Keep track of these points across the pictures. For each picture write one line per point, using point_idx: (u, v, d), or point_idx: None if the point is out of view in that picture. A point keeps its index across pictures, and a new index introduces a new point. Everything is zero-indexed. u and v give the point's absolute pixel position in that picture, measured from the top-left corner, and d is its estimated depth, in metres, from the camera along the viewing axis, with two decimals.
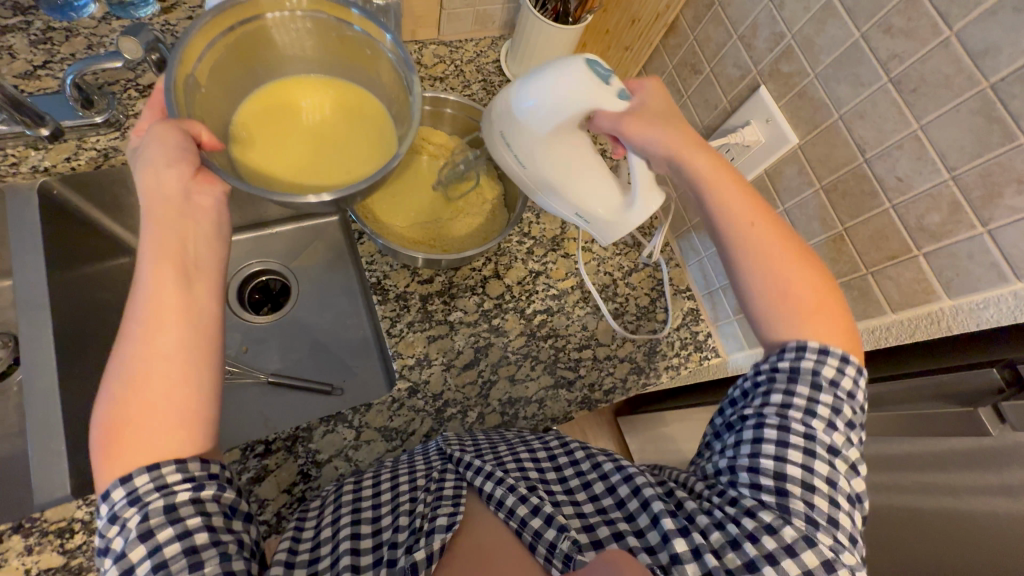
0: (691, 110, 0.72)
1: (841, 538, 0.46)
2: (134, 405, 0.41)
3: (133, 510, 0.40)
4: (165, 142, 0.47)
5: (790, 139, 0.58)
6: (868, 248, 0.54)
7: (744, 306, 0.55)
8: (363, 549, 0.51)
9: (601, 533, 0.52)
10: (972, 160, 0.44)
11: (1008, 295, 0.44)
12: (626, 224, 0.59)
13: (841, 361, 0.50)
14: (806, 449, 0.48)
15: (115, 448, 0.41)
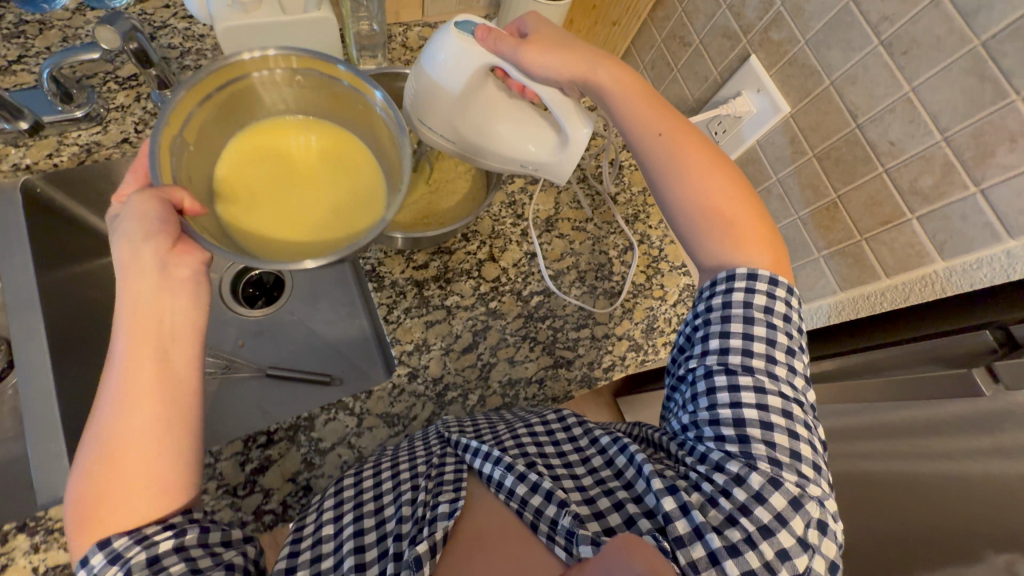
0: (682, 85, 0.72)
1: (803, 470, 0.47)
2: (110, 482, 0.40)
3: (113, 570, 0.38)
4: (145, 216, 0.43)
5: (782, 109, 0.58)
6: (862, 214, 0.54)
7: (670, 222, 0.57)
8: (366, 545, 0.49)
9: (602, 504, 0.51)
10: (965, 119, 0.43)
11: (1001, 254, 0.45)
12: (573, 161, 0.57)
13: (770, 283, 0.51)
14: (767, 385, 0.48)
15: (89, 525, 0.40)
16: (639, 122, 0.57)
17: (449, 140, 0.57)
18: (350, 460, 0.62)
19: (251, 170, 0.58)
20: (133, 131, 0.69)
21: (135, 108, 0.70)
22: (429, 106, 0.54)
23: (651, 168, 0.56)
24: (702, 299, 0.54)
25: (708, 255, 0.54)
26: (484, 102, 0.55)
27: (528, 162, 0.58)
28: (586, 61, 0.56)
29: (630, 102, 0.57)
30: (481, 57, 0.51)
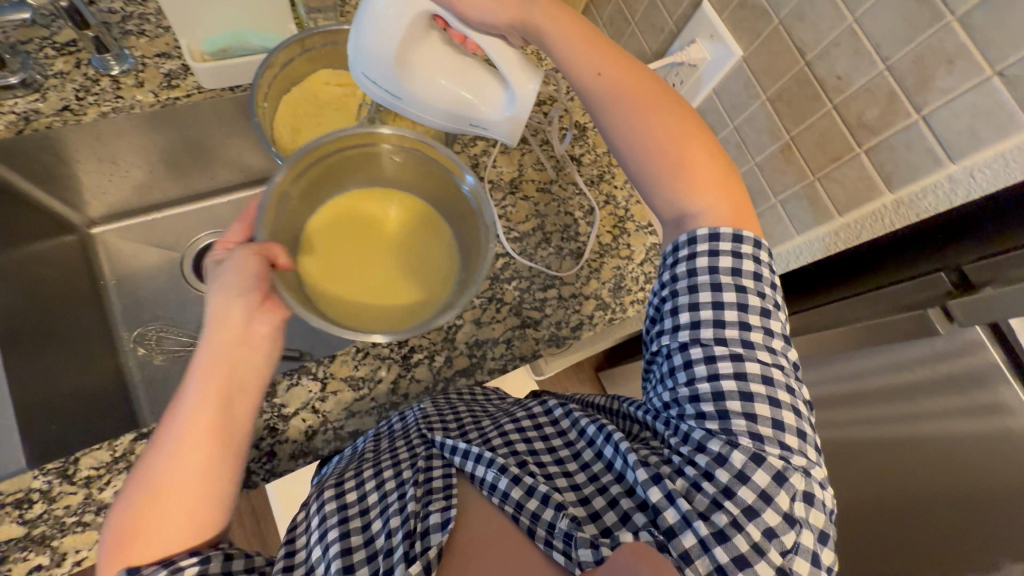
0: (640, 38, 0.71)
1: (786, 441, 0.46)
2: (153, 514, 0.41)
3: None
4: (243, 272, 0.47)
5: (734, 53, 0.58)
6: (813, 153, 0.54)
7: (626, 169, 0.56)
8: (355, 564, 0.45)
9: (597, 504, 0.48)
10: (905, 46, 0.44)
11: (944, 179, 0.45)
12: (522, 118, 0.57)
13: (734, 240, 0.50)
14: (743, 354, 0.48)
15: (125, 547, 0.40)
16: (579, 65, 0.56)
17: (394, 96, 0.56)
18: (314, 425, 0.62)
19: (334, 236, 0.61)
20: (74, 98, 0.67)
21: (75, 75, 0.67)
22: (371, 58, 0.53)
23: (599, 112, 0.56)
24: (666, 266, 0.54)
25: (666, 204, 0.54)
26: (427, 56, 0.54)
27: (478, 119, 0.58)
28: (522, 5, 0.54)
29: (571, 47, 0.56)
30: (418, 6, 0.50)
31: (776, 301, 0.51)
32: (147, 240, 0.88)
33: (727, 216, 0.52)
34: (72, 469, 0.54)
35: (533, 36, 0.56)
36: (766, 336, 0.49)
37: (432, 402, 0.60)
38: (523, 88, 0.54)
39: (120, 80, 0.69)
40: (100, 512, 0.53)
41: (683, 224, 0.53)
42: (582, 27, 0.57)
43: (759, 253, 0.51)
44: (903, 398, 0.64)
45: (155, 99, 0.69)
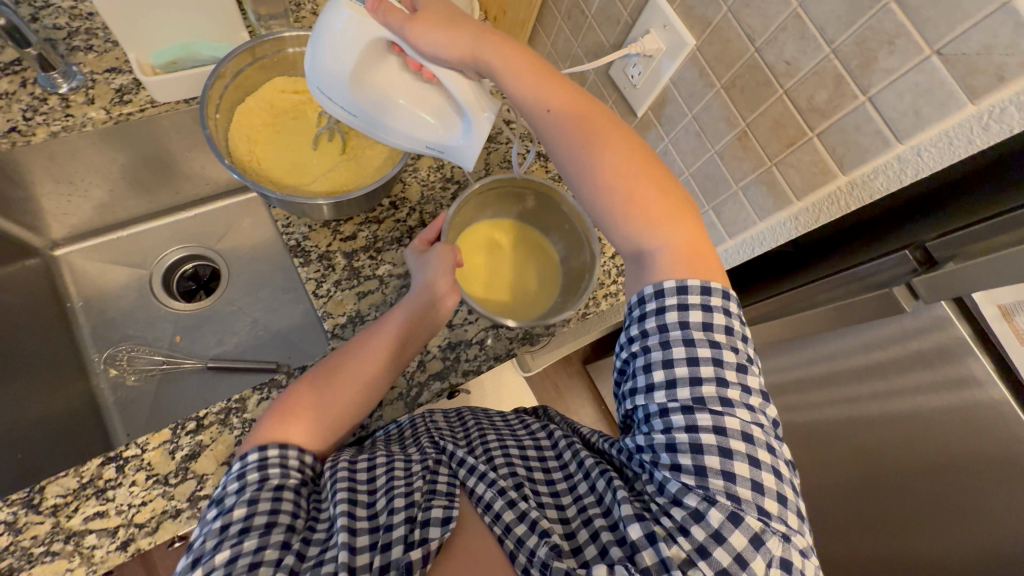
0: (597, 31, 0.71)
1: (767, 506, 0.43)
2: (310, 408, 0.55)
3: (256, 475, 0.48)
4: (444, 261, 0.63)
5: (687, 42, 0.58)
6: (769, 140, 0.55)
7: (584, 202, 0.57)
8: (358, 529, 0.46)
9: (581, 538, 0.48)
10: (847, 28, 0.44)
11: (893, 160, 0.46)
12: (477, 147, 0.57)
13: (702, 293, 0.49)
14: (721, 411, 0.46)
15: (286, 418, 0.53)
16: (532, 100, 0.56)
17: (352, 116, 0.56)
18: None
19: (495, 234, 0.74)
20: (22, 118, 0.65)
21: (21, 94, 0.66)
22: (328, 81, 0.53)
23: (554, 147, 0.57)
24: (633, 320, 0.52)
25: (625, 237, 0.55)
26: (384, 80, 0.54)
27: (435, 141, 0.58)
28: (470, 39, 0.52)
29: (523, 81, 0.55)
30: (373, 32, 0.49)
31: (748, 356, 0.49)
32: (114, 259, 0.86)
33: (682, 252, 0.52)
34: (38, 498, 0.53)
35: (485, 70, 0.54)
36: (761, 401, 0.47)
37: (444, 414, 0.63)
38: (478, 115, 0.54)
39: (70, 97, 0.67)
40: (69, 540, 0.52)
41: (642, 259, 0.54)
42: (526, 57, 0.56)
43: (728, 304, 0.50)
44: (882, 376, 0.65)
45: (107, 116, 0.68)
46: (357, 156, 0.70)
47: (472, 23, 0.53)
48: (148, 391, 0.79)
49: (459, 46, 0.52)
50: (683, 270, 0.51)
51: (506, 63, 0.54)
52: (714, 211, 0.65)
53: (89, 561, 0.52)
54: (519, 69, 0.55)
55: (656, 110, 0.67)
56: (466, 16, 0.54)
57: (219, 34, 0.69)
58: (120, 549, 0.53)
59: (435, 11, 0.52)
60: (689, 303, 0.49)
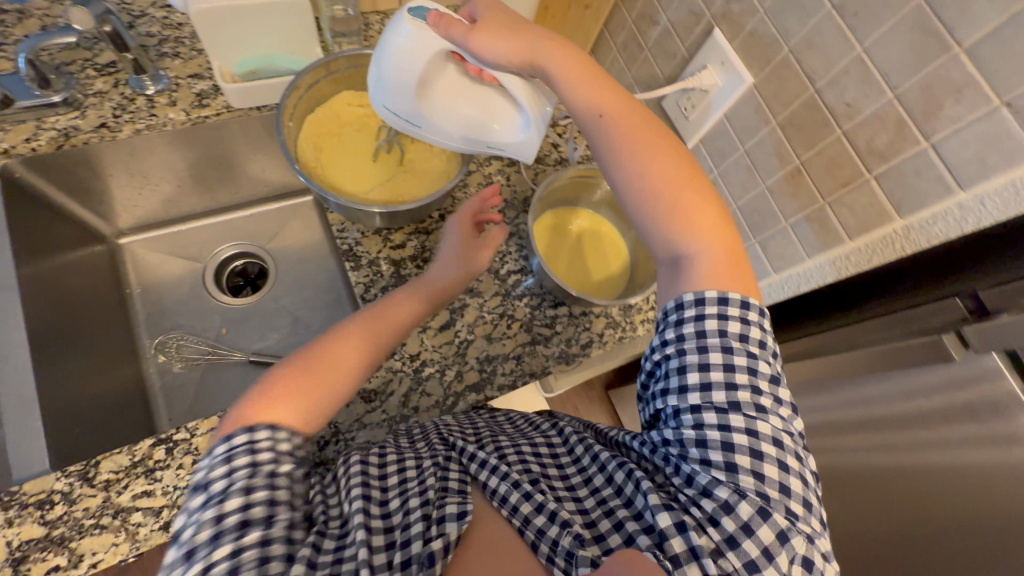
0: (652, 63, 0.73)
1: (792, 507, 0.44)
2: (308, 388, 0.53)
3: (240, 461, 0.45)
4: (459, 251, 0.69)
5: (745, 79, 0.59)
6: (823, 178, 0.55)
7: (625, 206, 0.58)
8: (375, 528, 0.45)
9: (603, 525, 0.47)
10: (913, 75, 0.45)
11: (954, 207, 0.46)
12: (537, 141, 0.58)
13: (742, 306, 0.50)
14: (755, 416, 0.47)
15: (272, 400, 0.51)
16: (581, 104, 0.59)
17: (412, 124, 0.58)
18: (325, 436, 0.62)
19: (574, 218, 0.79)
20: (111, 116, 0.70)
21: (113, 94, 0.71)
22: (393, 89, 0.54)
23: (601, 149, 0.59)
24: (668, 324, 0.53)
25: (659, 240, 0.56)
26: (444, 85, 0.56)
27: (493, 142, 0.60)
28: (530, 44, 0.56)
29: (575, 87, 0.59)
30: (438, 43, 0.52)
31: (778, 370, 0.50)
32: (172, 251, 0.91)
33: (717, 260, 0.54)
34: (92, 472, 0.56)
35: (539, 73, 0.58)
36: (789, 413, 0.49)
37: (453, 417, 0.62)
38: (536, 110, 0.56)
39: (155, 98, 0.72)
40: (117, 516, 0.55)
41: (681, 264, 0.54)
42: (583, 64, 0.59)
43: (763, 321, 0.51)
44: (923, 425, 0.63)
45: (186, 117, 0.73)
46: (414, 170, 0.73)
47: (532, 31, 0.57)
48: (192, 379, 0.83)
49: (518, 52, 0.56)
50: (720, 278, 0.52)
51: (559, 68, 0.57)
52: (760, 244, 0.66)
53: (134, 538, 0.54)
54: (573, 73, 0.58)
55: (707, 142, 0.68)
56: (525, 21, 0.57)
57: (299, 47, 0.73)
58: (162, 529, 0.55)
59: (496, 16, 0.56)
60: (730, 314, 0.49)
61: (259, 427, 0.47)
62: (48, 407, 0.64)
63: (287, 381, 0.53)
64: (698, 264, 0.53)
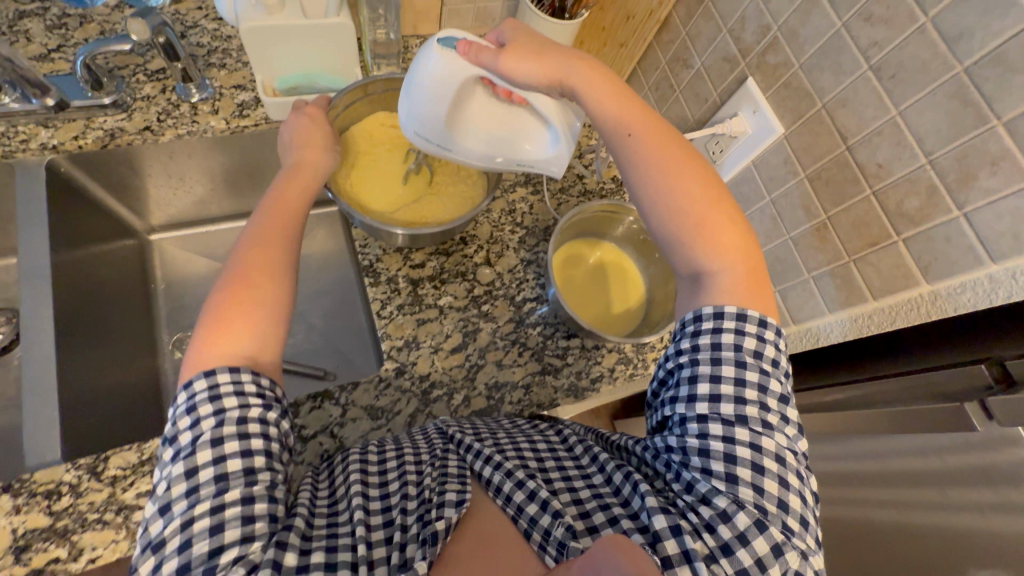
0: (682, 105, 0.73)
1: (790, 522, 0.44)
2: (242, 313, 0.48)
3: (208, 407, 0.43)
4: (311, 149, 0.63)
5: (776, 129, 0.59)
6: (849, 235, 0.55)
7: (650, 225, 0.57)
8: (372, 510, 0.47)
9: (597, 518, 0.48)
10: (948, 143, 0.44)
11: (984, 278, 0.45)
12: (567, 157, 0.59)
13: (760, 325, 0.50)
14: (761, 431, 0.47)
15: (219, 333, 0.47)
16: (611, 122, 0.58)
17: (445, 146, 0.60)
18: (329, 449, 0.63)
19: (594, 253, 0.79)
20: (156, 119, 0.73)
21: (159, 99, 0.74)
22: (426, 111, 0.56)
23: (628, 168, 0.58)
24: (685, 335, 0.53)
25: (685, 257, 0.55)
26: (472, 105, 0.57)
27: (524, 159, 0.61)
28: (560, 65, 0.56)
29: (606, 104, 0.57)
30: (466, 68, 0.53)
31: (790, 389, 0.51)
32: (198, 250, 0.93)
33: (743, 281, 0.53)
34: (101, 466, 0.57)
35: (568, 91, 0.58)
36: (795, 432, 0.48)
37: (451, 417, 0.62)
38: (565, 126, 0.57)
39: (199, 106, 0.75)
40: (120, 512, 0.55)
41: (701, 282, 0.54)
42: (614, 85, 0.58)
43: (779, 342, 0.51)
44: None
45: (226, 126, 0.75)
46: (440, 194, 0.74)
47: (560, 50, 0.57)
48: None
49: (548, 70, 0.55)
50: (745, 296, 0.52)
51: (589, 87, 0.57)
52: (780, 294, 0.65)
53: (133, 537, 0.55)
54: (603, 94, 0.57)
55: (733, 187, 0.68)
56: (557, 43, 0.57)
57: (337, 68, 0.76)
58: None
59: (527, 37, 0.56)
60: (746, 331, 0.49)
61: (244, 368, 0.45)
62: (66, 396, 0.65)
63: (253, 272, 0.51)
64: (722, 283, 0.53)
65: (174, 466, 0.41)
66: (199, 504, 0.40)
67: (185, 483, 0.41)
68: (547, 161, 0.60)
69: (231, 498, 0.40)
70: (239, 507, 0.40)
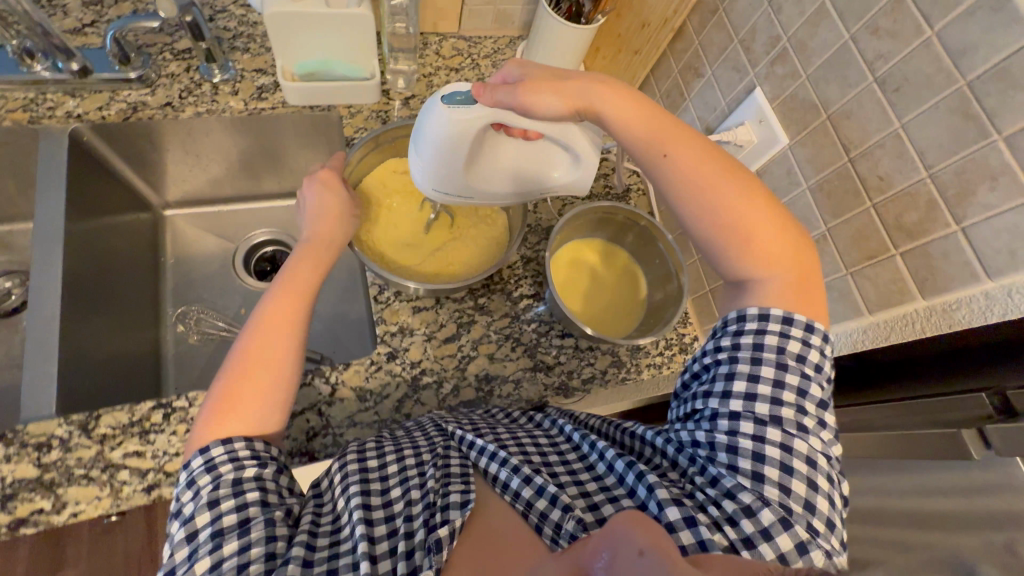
0: (692, 113, 0.74)
1: (814, 523, 0.44)
2: (247, 389, 0.51)
3: (206, 477, 0.47)
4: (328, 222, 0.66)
5: (781, 140, 0.59)
6: (848, 248, 0.54)
7: (698, 245, 0.55)
8: (374, 520, 0.46)
9: (607, 512, 0.47)
10: (949, 157, 0.44)
11: (979, 295, 0.44)
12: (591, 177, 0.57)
13: (806, 329, 0.49)
14: (794, 433, 0.47)
15: (225, 413, 0.50)
16: (642, 140, 0.56)
17: (465, 195, 0.59)
18: (316, 427, 0.64)
19: (594, 254, 0.79)
20: (177, 96, 0.77)
21: (183, 77, 0.78)
22: (439, 167, 0.55)
23: (664, 189, 0.56)
24: (726, 333, 0.52)
25: (732, 269, 0.54)
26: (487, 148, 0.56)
27: (552, 187, 0.59)
28: (577, 92, 0.54)
29: (630, 124, 0.56)
30: (480, 118, 0.51)
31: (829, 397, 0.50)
32: (209, 228, 0.95)
33: (792, 290, 0.51)
34: (92, 424, 0.58)
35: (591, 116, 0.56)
36: (831, 435, 0.48)
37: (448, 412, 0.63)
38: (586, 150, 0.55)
39: (219, 86, 0.78)
40: (106, 470, 0.56)
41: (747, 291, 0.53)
42: (635, 101, 0.56)
43: (825, 347, 0.50)
44: None
45: (244, 107, 0.78)
46: (461, 240, 0.75)
47: (573, 76, 0.55)
48: (204, 352, 0.85)
49: (568, 97, 0.54)
50: (794, 301, 0.50)
51: (614, 110, 0.55)
52: None
53: (116, 495, 0.56)
54: (628, 117, 0.56)
55: None
56: (565, 71, 0.56)
57: (356, 57, 0.78)
58: (144, 491, 0.56)
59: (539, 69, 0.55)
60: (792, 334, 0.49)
61: (237, 438, 0.48)
62: (67, 356, 0.67)
63: (253, 351, 0.53)
64: (768, 295, 0.51)
65: (179, 530, 0.45)
66: (197, 563, 0.43)
67: (187, 546, 0.44)
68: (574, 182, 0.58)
69: (228, 551, 0.43)
70: (235, 559, 0.42)
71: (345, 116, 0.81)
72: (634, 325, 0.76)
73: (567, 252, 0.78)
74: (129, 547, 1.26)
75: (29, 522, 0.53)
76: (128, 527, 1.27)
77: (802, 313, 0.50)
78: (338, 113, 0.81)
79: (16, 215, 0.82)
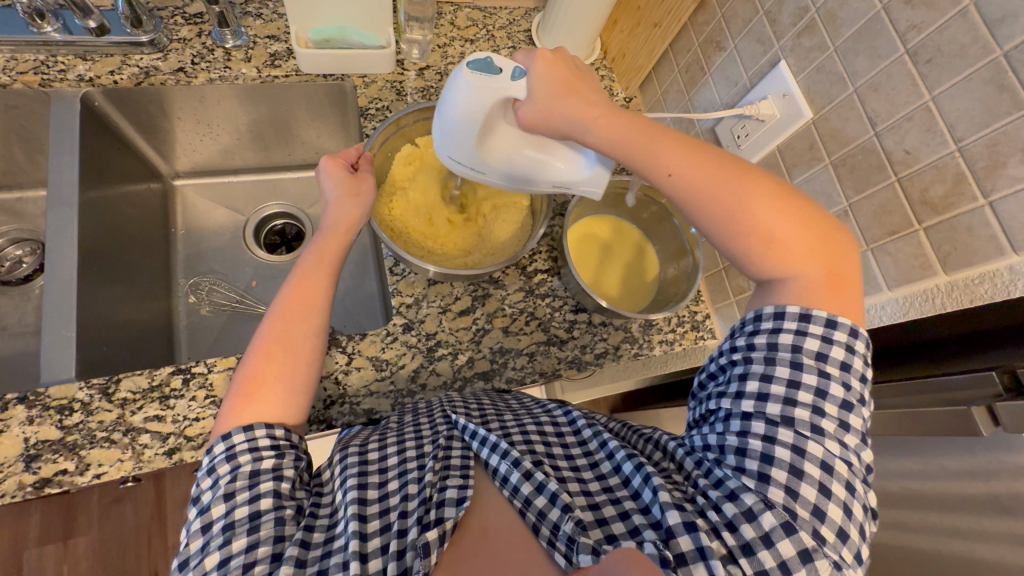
0: (712, 88, 0.72)
1: (823, 531, 0.42)
2: (267, 372, 0.53)
3: (225, 467, 0.47)
4: (343, 207, 0.65)
5: (804, 114, 0.58)
6: (869, 224, 0.54)
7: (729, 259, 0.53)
8: (369, 515, 0.47)
9: (607, 512, 0.48)
10: (980, 130, 0.44)
11: (1004, 269, 0.45)
12: (606, 174, 0.57)
13: (827, 325, 0.47)
14: (808, 435, 0.45)
15: (249, 398, 0.51)
16: (648, 164, 0.53)
17: (475, 170, 0.57)
18: (332, 395, 0.64)
19: (610, 228, 0.79)
20: (190, 62, 0.76)
21: (195, 42, 0.77)
22: (456, 149, 0.55)
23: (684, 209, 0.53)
24: (743, 332, 0.52)
25: (753, 271, 0.52)
26: (503, 135, 0.55)
27: (560, 180, 0.58)
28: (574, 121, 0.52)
29: (632, 150, 0.53)
30: (496, 90, 0.50)
31: (860, 397, 0.47)
32: (219, 200, 0.93)
33: (820, 289, 0.49)
34: (112, 388, 0.58)
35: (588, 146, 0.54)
36: (858, 439, 0.45)
37: (460, 394, 0.64)
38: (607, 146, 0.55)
39: (232, 52, 0.78)
40: (127, 434, 0.57)
41: (767, 294, 0.51)
42: (633, 124, 0.53)
43: (853, 342, 0.47)
44: (941, 506, 0.59)
45: (257, 74, 0.77)
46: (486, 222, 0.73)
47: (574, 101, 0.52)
48: (216, 323, 0.85)
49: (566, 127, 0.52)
50: (817, 300, 0.48)
51: (617, 141, 0.53)
52: None
53: (138, 458, 0.56)
54: (633, 148, 0.53)
55: None
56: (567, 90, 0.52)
57: (371, 24, 0.76)
58: (166, 454, 0.57)
59: (555, 79, 0.52)
60: (809, 331, 0.47)
61: (257, 425, 0.49)
62: (84, 321, 0.68)
63: (276, 337, 0.55)
64: (797, 293, 0.49)
65: (195, 520, 0.46)
66: (208, 557, 0.43)
67: (201, 538, 0.45)
68: (587, 183, 0.58)
69: (237, 548, 0.43)
70: (242, 556, 0.43)
71: (359, 86, 0.80)
72: (645, 299, 0.77)
73: (584, 224, 0.78)
74: (139, 515, 1.28)
75: (53, 482, 0.54)
76: (137, 497, 1.29)
77: (823, 308, 0.48)
78: (352, 82, 0.80)
79: (25, 183, 0.81)
